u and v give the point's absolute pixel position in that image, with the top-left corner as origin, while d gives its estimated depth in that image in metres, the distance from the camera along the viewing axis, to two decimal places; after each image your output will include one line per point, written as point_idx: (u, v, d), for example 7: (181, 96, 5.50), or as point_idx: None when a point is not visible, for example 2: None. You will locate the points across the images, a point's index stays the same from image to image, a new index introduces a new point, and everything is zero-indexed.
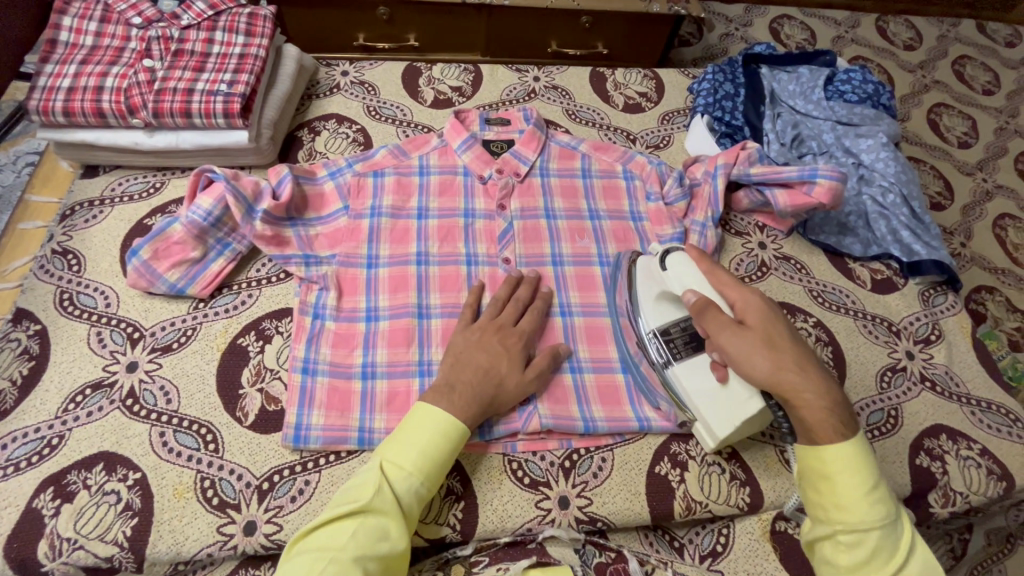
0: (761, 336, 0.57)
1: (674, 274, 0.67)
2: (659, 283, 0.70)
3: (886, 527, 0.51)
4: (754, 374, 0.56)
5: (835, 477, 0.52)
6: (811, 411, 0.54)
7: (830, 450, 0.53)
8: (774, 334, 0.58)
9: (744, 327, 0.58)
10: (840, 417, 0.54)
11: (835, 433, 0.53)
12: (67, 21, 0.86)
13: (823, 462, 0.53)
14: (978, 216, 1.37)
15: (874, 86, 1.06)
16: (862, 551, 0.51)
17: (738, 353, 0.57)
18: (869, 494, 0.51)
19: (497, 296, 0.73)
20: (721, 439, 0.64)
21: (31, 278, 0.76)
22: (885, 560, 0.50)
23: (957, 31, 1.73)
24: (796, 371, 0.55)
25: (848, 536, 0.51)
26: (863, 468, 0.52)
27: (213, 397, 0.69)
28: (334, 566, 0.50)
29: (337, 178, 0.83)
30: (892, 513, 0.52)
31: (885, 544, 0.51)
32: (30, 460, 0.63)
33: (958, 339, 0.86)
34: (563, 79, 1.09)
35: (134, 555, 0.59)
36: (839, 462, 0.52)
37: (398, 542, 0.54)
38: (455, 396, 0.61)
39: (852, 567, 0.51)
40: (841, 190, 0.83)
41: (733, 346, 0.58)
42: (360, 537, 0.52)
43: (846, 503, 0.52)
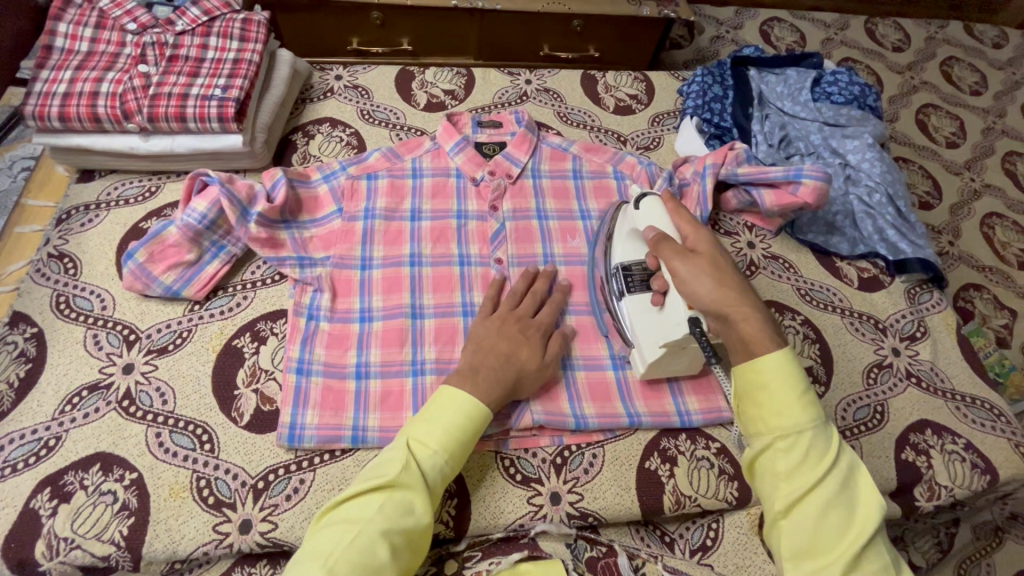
0: (708, 263, 0.62)
1: (644, 213, 0.72)
2: (631, 221, 0.76)
3: (815, 431, 0.52)
4: (698, 292, 0.61)
5: (768, 385, 0.54)
6: (748, 324, 0.57)
7: (764, 359, 0.54)
8: (719, 263, 0.63)
9: (693, 255, 0.64)
10: (772, 333, 0.56)
11: (768, 342, 0.56)
12: (62, 28, 0.87)
13: (756, 372, 0.54)
14: (966, 215, 1.39)
15: (861, 88, 1.08)
16: (797, 458, 0.51)
17: (685, 275, 0.62)
18: (799, 398, 0.53)
19: (513, 289, 0.75)
20: (648, 363, 0.69)
21: (28, 282, 0.77)
22: (817, 465, 0.51)
23: (945, 33, 1.75)
24: (736, 292, 0.60)
25: (785, 441, 0.52)
26: (794, 375, 0.54)
27: (209, 398, 0.70)
28: (361, 540, 0.51)
29: (330, 181, 0.84)
30: (823, 421, 0.53)
31: (817, 445, 0.51)
32: (27, 462, 0.64)
33: (943, 336, 0.88)
34: (555, 81, 1.10)
35: (131, 554, 0.60)
36: (772, 369, 0.54)
37: (423, 517, 0.54)
38: (479, 379, 0.63)
39: (787, 474, 0.51)
40: (826, 190, 0.84)
41: (681, 269, 0.63)
42: (387, 512, 0.53)
43: (779, 409, 0.53)
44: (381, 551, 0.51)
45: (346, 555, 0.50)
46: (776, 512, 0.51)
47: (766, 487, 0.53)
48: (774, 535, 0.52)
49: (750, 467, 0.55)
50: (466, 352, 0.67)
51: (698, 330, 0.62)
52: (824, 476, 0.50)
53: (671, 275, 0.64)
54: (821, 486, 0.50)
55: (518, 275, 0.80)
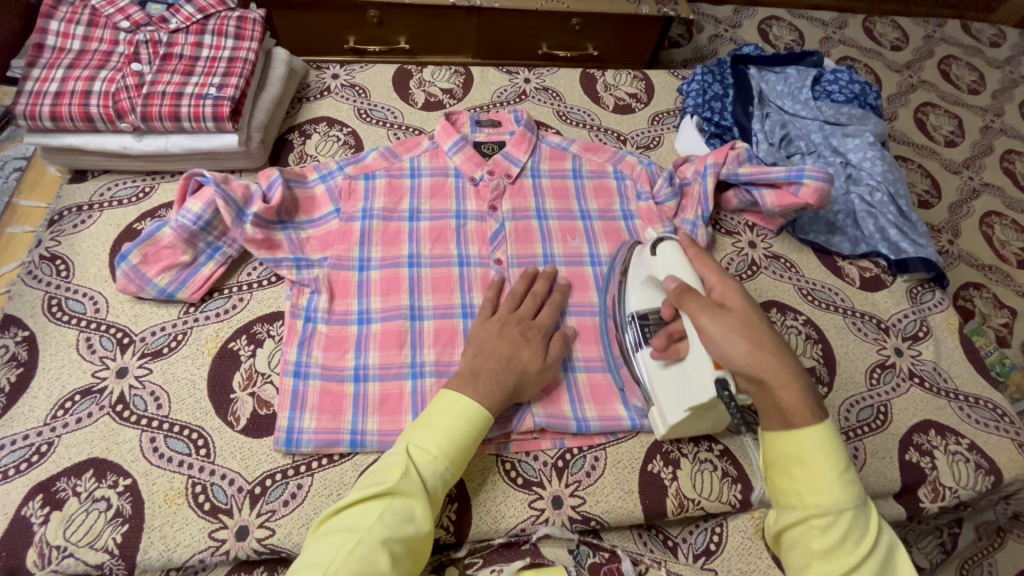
0: (740, 319, 0.58)
1: (662, 259, 0.69)
2: (647, 268, 0.72)
3: (855, 511, 0.49)
4: (732, 354, 0.56)
5: (807, 461, 0.51)
6: (786, 392, 0.53)
7: (804, 433, 0.52)
8: (751, 319, 0.58)
9: (723, 310, 0.59)
10: (810, 406, 0.53)
11: (808, 415, 0.52)
12: (54, 26, 0.86)
13: (794, 445, 0.52)
14: (966, 213, 1.39)
15: (861, 86, 1.07)
16: (835, 539, 0.49)
17: (715, 334, 0.57)
18: (840, 477, 0.50)
19: (513, 290, 0.74)
20: (671, 425, 0.66)
21: (19, 284, 0.75)
22: (857, 547, 0.48)
23: (943, 31, 1.75)
24: (771, 353, 0.55)
25: (823, 521, 0.49)
26: (834, 452, 0.51)
27: (204, 402, 0.68)
28: (362, 548, 0.50)
29: (328, 181, 0.83)
30: (862, 500, 0.51)
31: (856, 526, 0.49)
32: (18, 468, 0.62)
33: (946, 336, 0.87)
34: (554, 80, 1.09)
35: (125, 562, 0.59)
36: (812, 443, 0.51)
37: (423, 524, 0.54)
38: (480, 382, 0.62)
39: (823, 553, 0.49)
40: (828, 190, 0.83)
41: (710, 325, 0.57)
42: (387, 520, 0.52)
43: (817, 485, 0.50)
44: (381, 560, 0.50)
45: (346, 563, 0.49)
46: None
47: (797, 561, 0.51)
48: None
49: (779, 537, 0.53)
50: (466, 355, 0.66)
51: (725, 393, 0.58)
52: (862, 561, 0.48)
53: (699, 331, 0.58)
54: (859, 571, 0.48)
55: (518, 275, 0.79)
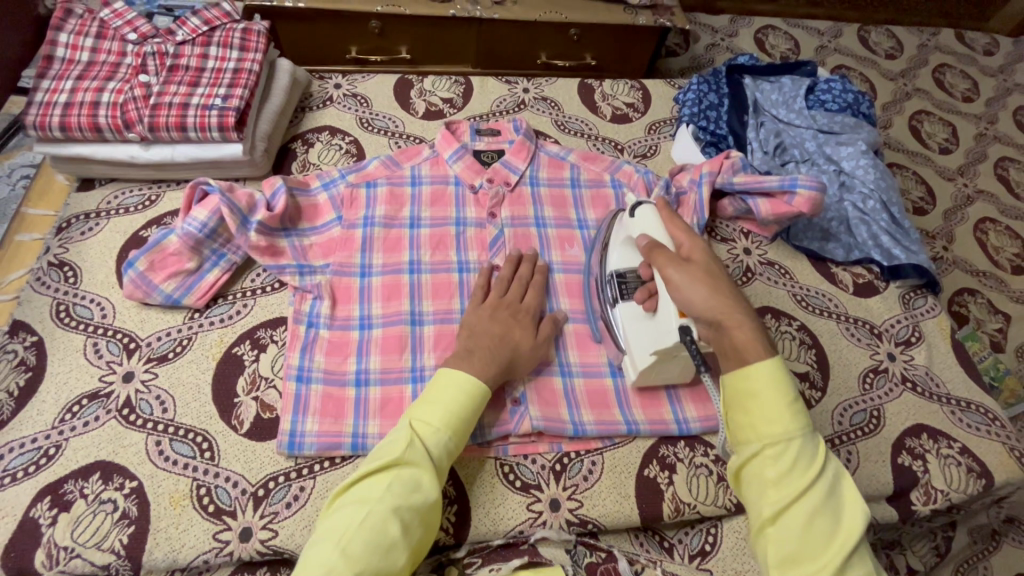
0: (703, 268, 0.63)
1: (639, 221, 0.73)
2: (626, 229, 0.77)
3: (803, 438, 0.52)
4: (693, 299, 0.61)
5: (759, 394, 0.54)
6: (741, 332, 0.57)
7: (755, 366, 0.55)
8: (714, 270, 0.64)
9: (688, 262, 0.65)
10: (761, 343, 0.56)
11: (760, 350, 0.56)
12: (63, 38, 0.88)
13: (746, 380, 0.55)
14: (960, 220, 1.40)
15: (854, 96, 1.09)
16: (785, 466, 0.51)
17: (678, 282, 0.63)
18: (788, 407, 0.53)
19: (501, 276, 0.76)
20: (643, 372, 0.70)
21: (28, 290, 0.77)
22: (805, 473, 0.51)
23: (936, 41, 1.78)
24: (729, 298, 0.60)
25: (773, 449, 0.52)
26: (784, 385, 0.54)
27: (209, 406, 0.70)
28: (374, 517, 0.52)
29: (330, 190, 0.84)
30: (810, 431, 0.53)
31: (804, 453, 0.52)
32: (27, 471, 0.64)
33: (938, 341, 0.88)
34: (552, 90, 1.11)
35: (131, 563, 0.60)
36: (762, 377, 0.54)
37: (432, 492, 0.56)
38: (474, 359, 0.65)
39: (776, 481, 0.51)
40: (821, 199, 0.85)
41: (675, 275, 0.64)
42: (397, 490, 0.54)
43: (768, 416, 0.53)
44: (393, 528, 0.52)
45: (360, 533, 0.51)
46: (764, 519, 0.51)
47: (753, 494, 0.53)
48: (760, 544, 0.52)
49: (737, 476, 0.55)
50: (459, 338, 0.69)
51: (687, 337, 0.62)
52: (811, 486, 0.50)
53: (666, 282, 0.64)
54: (808, 495, 0.50)
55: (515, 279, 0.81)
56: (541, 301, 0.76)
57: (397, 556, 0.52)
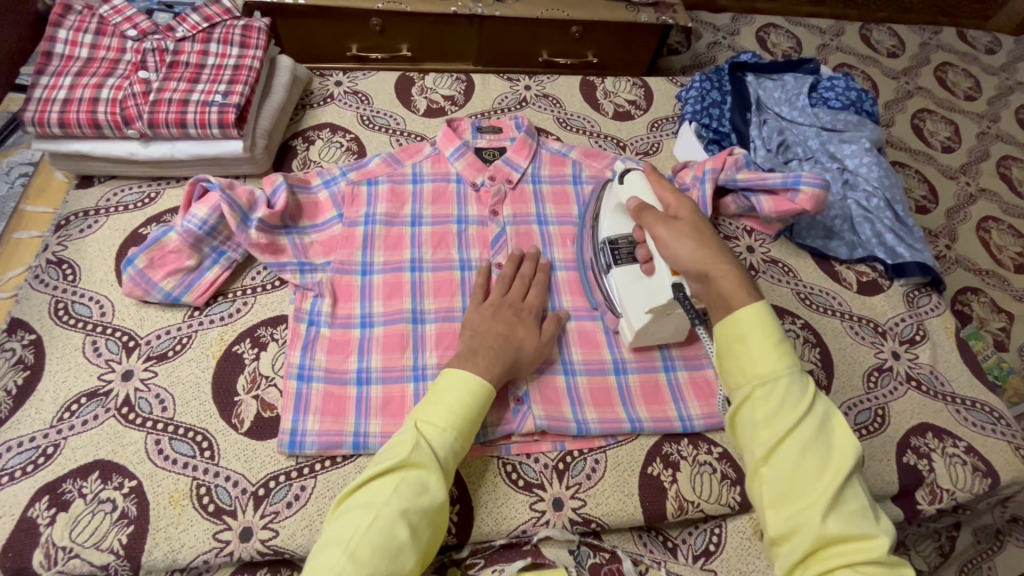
0: (690, 223, 0.66)
1: (629, 186, 0.76)
2: (616, 197, 0.79)
3: (792, 376, 0.53)
4: (681, 254, 0.64)
5: (748, 337, 0.55)
6: (727, 281, 0.60)
7: (744, 310, 0.57)
8: (700, 225, 0.66)
9: (675, 219, 0.67)
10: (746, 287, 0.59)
11: (746, 297, 0.58)
12: (62, 34, 0.87)
13: (734, 325, 0.56)
14: (963, 219, 1.40)
15: (857, 93, 1.09)
16: (775, 404, 0.52)
17: (667, 238, 0.65)
18: (777, 348, 0.54)
19: (503, 275, 0.76)
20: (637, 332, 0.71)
21: (26, 288, 0.76)
22: (795, 409, 0.52)
23: (938, 39, 1.77)
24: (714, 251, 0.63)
25: (763, 389, 0.53)
26: (772, 327, 0.56)
27: (209, 404, 0.69)
28: (381, 521, 0.51)
29: (331, 187, 0.84)
30: (798, 369, 0.55)
31: (792, 390, 0.53)
32: (25, 470, 0.63)
33: (943, 339, 0.88)
34: (554, 87, 1.11)
35: (131, 562, 0.59)
36: (750, 319, 0.56)
37: (438, 494, 0.55)
38: (477, 358, 0.64)
39: (767, 419, 0.52)
40: (824, 197, 0.84)
41: (663, 233, 0.66)
42: (403, 492, 0.53)
43: (756, 356, 0.54)
44: (401, 531, 0.51)
45: (366, 539, 0.50)
46: (758, 458, 0.52)
47: (747, 437, 0.54)
48: (756, 485, 0.53)
49: (732, 424, 0.56)
50: (461, 338, 0.68)
51: (681, 294, 0.66)
52: (801, 421, 0.51)
53: (655, 239, 0.67)
54: (799, 431, 0.51)
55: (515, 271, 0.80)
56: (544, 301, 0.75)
57: (406, 560, 0.52)
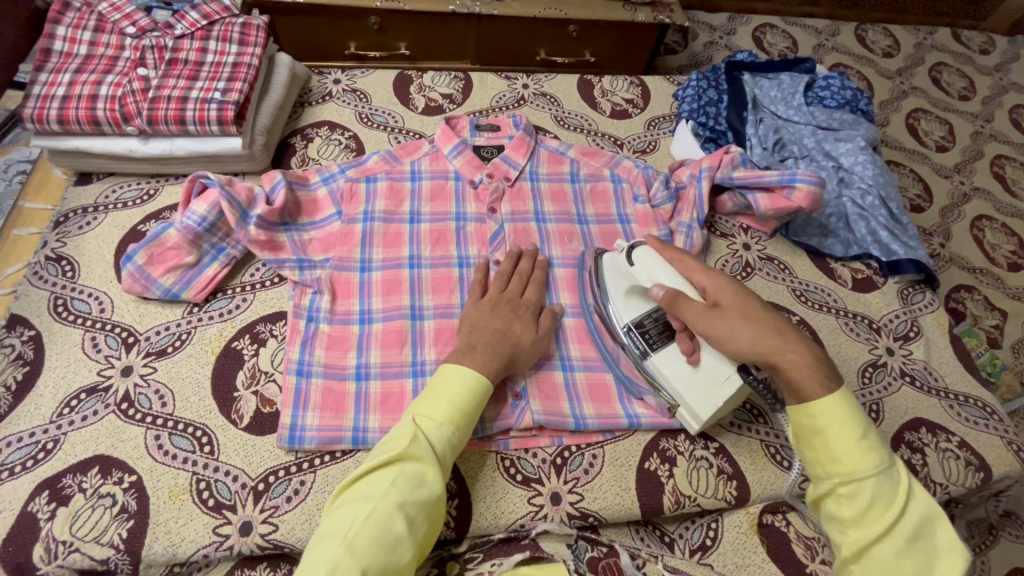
0: (737, 302, 0.64)
1: (643, 267, 0.69)
2: (628, 278, 0.72)
3: (886, 472, 0.55)
4: (738, 349, 0.61)
5: (830, 430, 0.57)
6: (799, 370, 0.59)
7: (823, 401, 0.58)
8: (746, 309, 0.63)
9: (717, 308, 0.64)
10: (817, 373, 0.59)
11: (819, 389, 0.58)
12: (61, 31, 0.87)
13: (816, 417, 0.57)
14: (957, 217, 1.41)
15: (852, 92, 1.10)
16: (867, 504, 0.54)
17: (720, 327, 0.62)
18: (867, 441, 0.56)
19: (502, 271, 0.76)
20: (704, 421, 0.67)
21: (25, 284, 0.76)
22: (889, 508, 0.54)
23: (933, 39, 1.78)
24: (772, 338, 0.61)
25: (847, 487, 0.55)
26: (857, 417, 0.57)
27: (209, 400, 0.69)
28: (378, 513, 0.52)
29: (330, 184, 0.84)
30: (888, 465, 0.56)
31: (881, 490, 0.54)
32: (25, 465, 0.63)
33: (936, 336, 0.89)
34: (552, 86, 1.11)
35: (131, 557, 0.60)
36: (829, 413, 0.57)
37: (435, 486, 0.56)
38: (475, 354, 0.65)
39: (853, 519, 0.55)
40: (819, 194, 0.85)
41: (713, 328, 0.63)
42: (401, 484, 0.54)
43: (841, 456, 0.56)
44: (398, 522, 0.52)
45: (364, 530, 0.51)
46: (846, 557, 0.55)
47: (833, 529, 0.57)
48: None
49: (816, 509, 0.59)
50: (461, 334, 0.68)
51: (751, 377, 0.64)
52: (896, 521, 0.53)
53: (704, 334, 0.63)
54: (895, 530, 0.53)
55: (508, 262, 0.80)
56: (542, 300, 0.75)
57: (403, 552, 0.52)
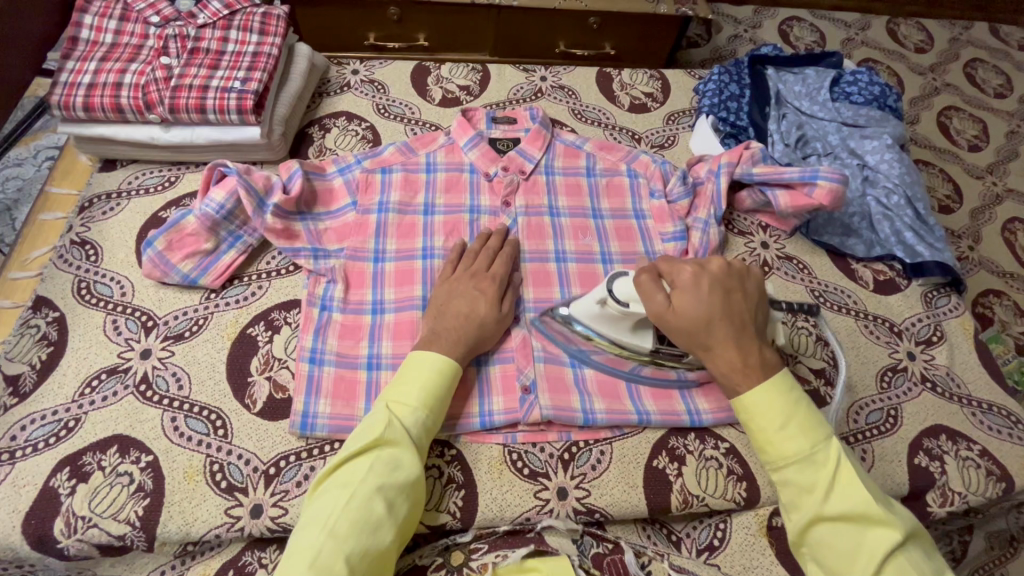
0: (701, 289, 0.62)
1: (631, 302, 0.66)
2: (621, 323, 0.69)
3: (810, 456, 0.56)
4: (679, 328, 0.63)
5: (755, 419, 0.59)
6: (732, 367, 0.61)
7: (753, 391, 0.60)
8: (705, 304, 0.62)
9: (680, 298, 0.63)
10: (756, 371, 0.60)
11: (748, 378, 0.60)
12: (88, 20, 0.89)
13: (746, 405, 0.60)
14: (988, 220, 1.37)
15: (881, 88, 1.07)
16: (796, 490, 0.56)
17: (674, 317, 0.63)
18: (788, 426, 0.58)
19: (470, 249, 0.77)
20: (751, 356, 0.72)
21: (51, 267, 0.79)
22: (815, 492, 0.55)
23: (969, 34, 1.73)
24: (723, 334, 0.62)
25: (779, 475, 0.58)
26: (783, 401, 0.59)
27: (224, 383, 0.71)
28: (358, 499, 0.54)
29: (346, 174, 0.85)
30: (815, 449, 0.57)
31: (806, 473, 0.56)
32: (48, 442, 0.65)
33: (960, 341, 0.86)
34: (570, 78, 1.10)
35: (146, 534, 0.61)
36: (757, 404, 0.59)
37: (413, 469, 0.58)
38: (442, 340, 0.66)
39: (789, 504, 0.57)
40: (842, 192, 0.83)
41: (669, 310, 0.63)
42: (378, 469, 0.56)
43: (773, 442, 0.58)
44: (377, 506, 0.54)
45: (345, 516, 0.53)
46: (795, 541, 0.57)
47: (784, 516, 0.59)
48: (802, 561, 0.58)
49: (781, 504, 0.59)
50: (429, 317, 0.70)
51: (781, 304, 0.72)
52: (824, 501, 0.55)
53: (657, 313, 0.63)
54: (826, 509, 0.54)
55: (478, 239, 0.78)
56: (510, 270, 0.76)
57: (385, 534, 0.55)
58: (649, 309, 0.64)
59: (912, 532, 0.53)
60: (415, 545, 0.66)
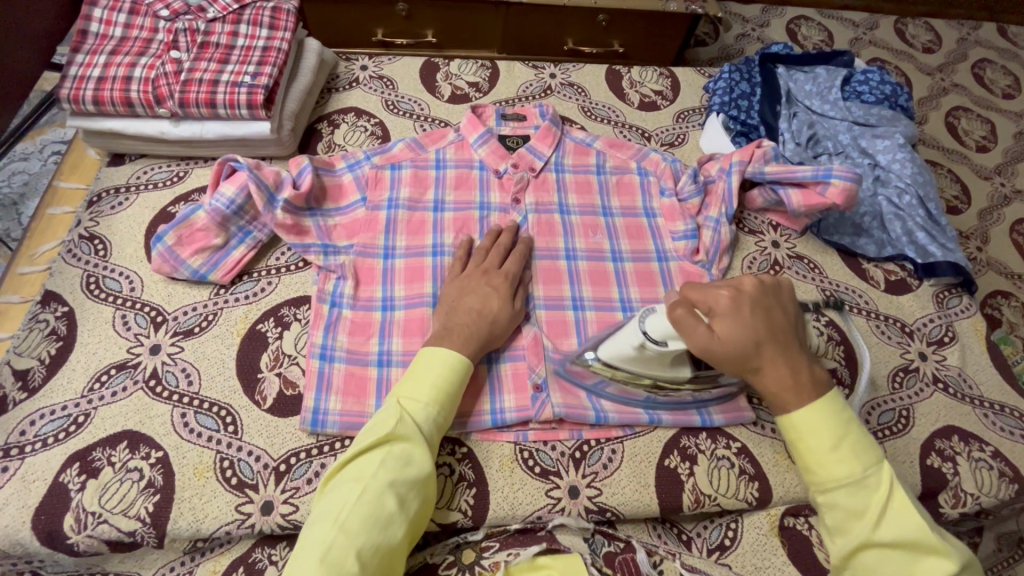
0: (741, 312, 0.61)
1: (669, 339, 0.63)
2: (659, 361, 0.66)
3: (862, 479, 0.56)
4: (725, 356, 0.60)
5: (805, 437, 0.58)
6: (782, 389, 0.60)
7: (801, 410, 0.59)
8: (748, 327, 0.60)
9: (723, 325, 0.61)
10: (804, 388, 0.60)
11: (796, 399, 0.59)
12: (98, 13, 0.89)
13: (795, 425, 0.59)
14: (996, 221, 1.36)
15: (892, 87, 1.06)
16: (845, 513, 0.56)
17: (720, 347, 0.60)
18: (841, 447, 0.57)
19: (480, 246, 0.76)
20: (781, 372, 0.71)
21: (60, 262, 0.78)
22: (866, 516, 0.55)
23: (977, 35, 1.72)
24: (770, 356, 0.60)
25: (826, 496, 0.57)
26: (833, 420, 0.58)
27: (233, 379, 0.70)
28: (369, 494, 0.54)
29: (355, 171, 0.85)
30: (868, 474, 0.56)
31: (858, 497, 0.55)
32: (57, 437, 0.65)
33: (972, 341, 0.86)
34: (579, 76, 1.10)
35: (157, 530, 0.61)
36: (806, 422, 0.58)
37: (424, 465, 0.58)
38: (454, 336, 0.65)
39: (834, 528, 0.57)
40: (855, 191, 0.83)
41: (714, 340, 0.60)
42: (389, 465, 0.56)
43: (824, 463, 0.57)
44: (388, 501, 0.54)
45: (357, 510, 0.53)
46: (836, 563, 0.57)
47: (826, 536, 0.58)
48: None
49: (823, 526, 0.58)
50: (441, 314, 0.69)
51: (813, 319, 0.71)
52: (876, 527, 0.54)
53: (703, 345, 0.61)
54: (877, 535, 0.54)
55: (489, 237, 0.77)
56: (522, 268, 0.75)
57: (395, 530, 0.54)
58: (693, 341, 0.61)
59: (966, 563, 0.53)
60: (425, 544, 0.66)
